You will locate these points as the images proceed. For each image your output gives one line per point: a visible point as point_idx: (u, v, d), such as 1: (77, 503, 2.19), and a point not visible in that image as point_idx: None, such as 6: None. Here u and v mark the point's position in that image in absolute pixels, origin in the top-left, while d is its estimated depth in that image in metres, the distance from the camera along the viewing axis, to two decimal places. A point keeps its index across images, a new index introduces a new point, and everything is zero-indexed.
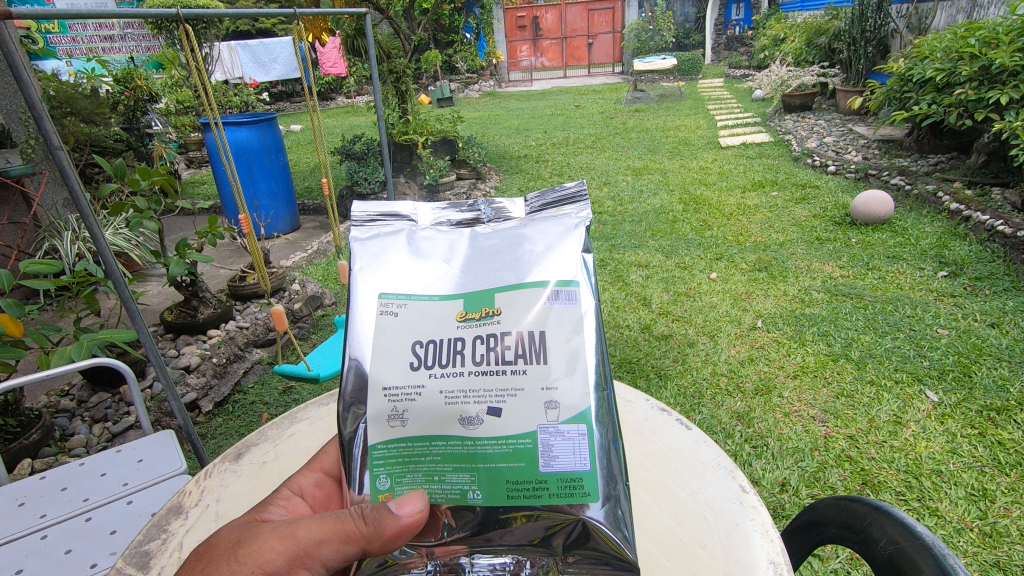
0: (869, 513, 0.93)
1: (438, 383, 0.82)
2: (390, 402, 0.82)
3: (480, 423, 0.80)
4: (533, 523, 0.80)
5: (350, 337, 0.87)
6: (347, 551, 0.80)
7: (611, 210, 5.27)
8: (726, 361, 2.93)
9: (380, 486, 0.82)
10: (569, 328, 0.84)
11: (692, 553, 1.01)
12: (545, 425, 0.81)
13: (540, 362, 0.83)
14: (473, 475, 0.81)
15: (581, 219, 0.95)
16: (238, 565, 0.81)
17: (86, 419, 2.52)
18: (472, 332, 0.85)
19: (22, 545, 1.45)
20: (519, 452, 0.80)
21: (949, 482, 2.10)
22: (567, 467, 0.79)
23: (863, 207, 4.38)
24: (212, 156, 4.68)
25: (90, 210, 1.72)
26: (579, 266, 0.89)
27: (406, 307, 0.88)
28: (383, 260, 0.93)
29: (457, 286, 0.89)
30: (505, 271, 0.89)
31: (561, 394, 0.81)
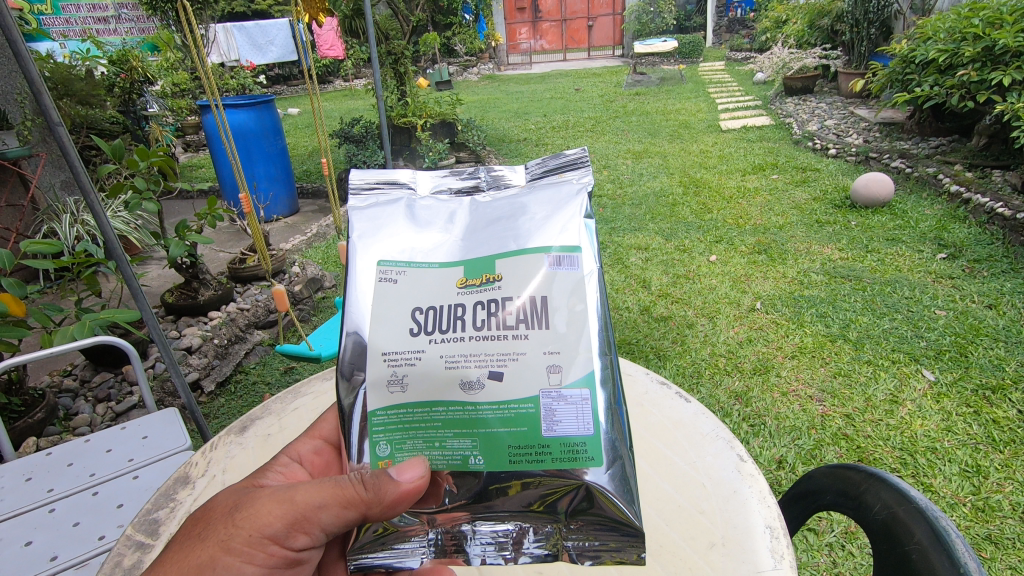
0: (864, 481, 0.95)
1: (438, 348, 0.83)
2: (389, 367, 0.83)
3: (481, 387, 0.82)
4: (532, 490, 0.81)
5: (350, 303, 0.87)
6: (346, 517, 0.80)
7: (611, 193, 5.26)
8: (724, 341, 2.95)
9: (379, 453, 0.83)
10: (570, 293, 0.86)
11: (691, 519, 1.04)
12: (547, 390, 0.82)
13: (541, 327, 0.84)
14: (473, 441, 0.82)
15: (583, 186, 0.96)
16: (235, 529, 0.79)
17: (89, 399, 2.54)
18: (473, 298, 0.86)
19: (30, 518, 1.47)
20: (521, 417, 0.81)
21: (943, 458, 2.12)
22: (570, 432, 0.81)
23: (864, 189, 4.37)
24: (210, 139, 4.65)
25: (91, 189, 1.71)
26: (581, 232, 0.90)
27: (405, 274, 0.89)
28: (382, 227, 0.94)
29: (457, 254, 0.90)
30: (505, 236, 0.89)
31: (563, 358, 0.82)
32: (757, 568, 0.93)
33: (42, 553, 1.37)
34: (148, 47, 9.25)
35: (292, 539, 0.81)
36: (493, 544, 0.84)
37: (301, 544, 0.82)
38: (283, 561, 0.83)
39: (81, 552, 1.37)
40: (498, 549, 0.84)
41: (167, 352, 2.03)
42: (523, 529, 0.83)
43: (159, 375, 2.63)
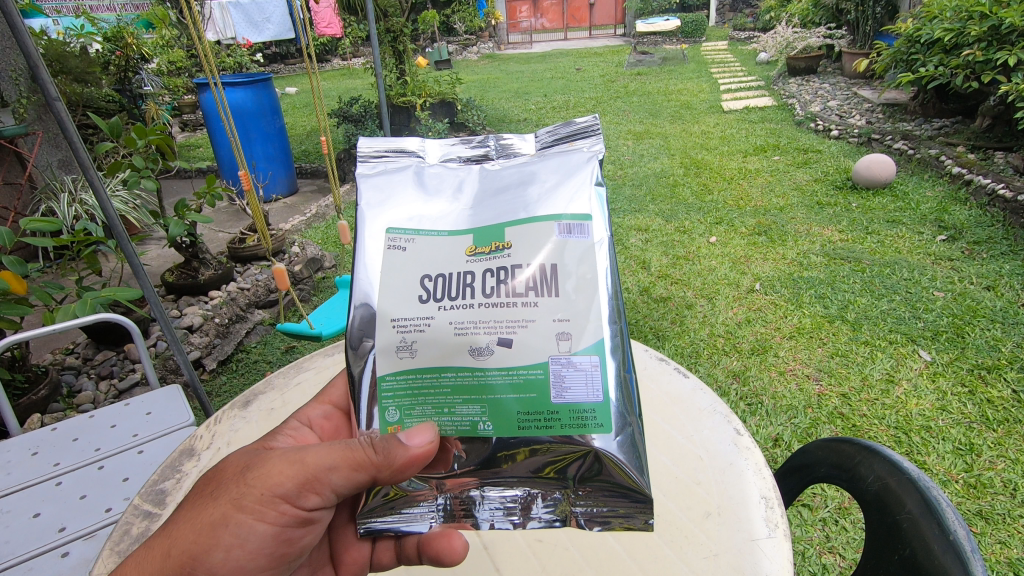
0: (857, 453, 0.97)
1: (448, 315, 0.84)
2: (398, 333, 0.84)
3: (490, 353, 0.82)
4: (538, 457, 0.83)
5: (359, 270, 0.88)
6: (356, 478, 0.81)
7: (611, 174, 5.23)
8: (723, 322, 2.96)
9: (388, 418, 0.85)
10: (580, 260, 0.86)
11: (687, 490, 1.06)
12: (557, 356, 0.82)
13: (551, 294, 0.84)
14: (482, 407, 0.83)
15: (593, 155, 0.96)
16: (247, 487, 0.80)
17: (92, 376, 2.56)
18: (482, 265, 0.86)
19: (38, 491, 1.50)
20: (531, 383, 0.82)
21: (937, 436, 2.15)
22: (578, 399, 0.82)
23: (865, 171, 4.35)
24: (208, 117, 4.61)
25: (91, 166, 1.70)
26: (591, 201, 0.90)
27: (414, 242, 0.89)
28: (391, 195, 0.94)
29: (466, 222, 0.91)
30: (515, 205, 0.90)
31: (572, 325, 0.83)
32: (751, 535, 0.95)
33: (51, 525, 1.39)
34: (142, 24, 9.09)
35: (304, 499, 0.82)
36: (500, 507, 0.88)
37: (312, 504, 0.83)
38: (295, 520, 0.84)
39: (89, 523, 1.40)
40: (507, 511, 0.88)
41: (168, 329, 2.04)
42: (530, 493, 0.87)
43: (161, 353, 2.65)
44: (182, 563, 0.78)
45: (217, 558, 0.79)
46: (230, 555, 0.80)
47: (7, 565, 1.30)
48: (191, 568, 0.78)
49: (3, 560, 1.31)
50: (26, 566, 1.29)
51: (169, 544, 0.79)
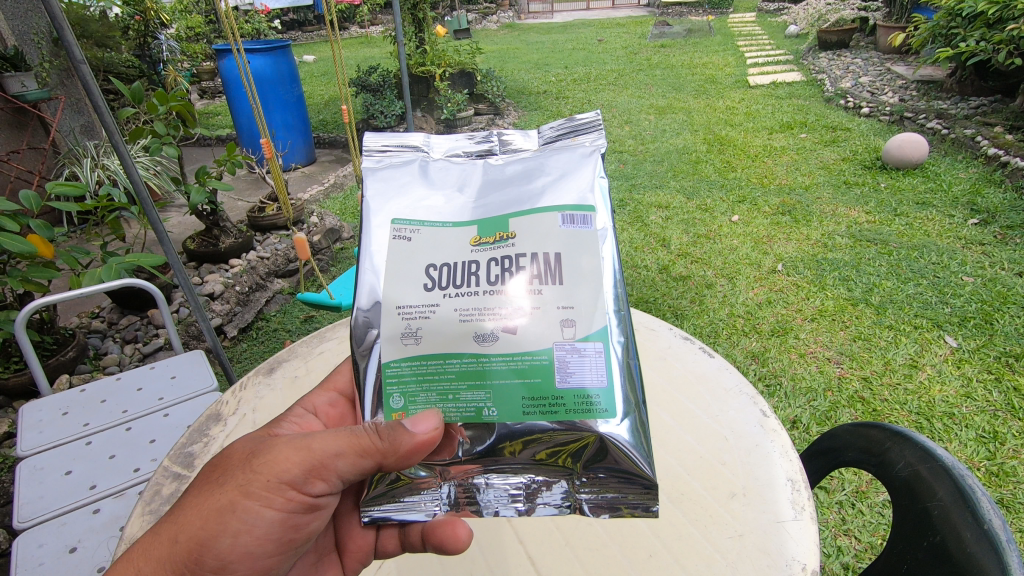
0: (887, 439, 0.95)
1: (452, 302, 0.83)
2: (404, 320, 0.83)
3: (495, 339, 0.82)
4: (543, 443, 0.82)
5: (364, 262, 0.88)
6: (362, 466, 0.81)
7: (632, 149, 5.14)
8: (743, 302, 2.92)
9: (393, 405, 0.84)
10: (583, 250, 0.85)
11: (713, 470, 1.05)
12: (562, 343, 0.82)
13: (555, 283, 0.83)
14: (487, 392, 0.82)
15: (595, 150, 0.96)
16: (253, 474, 0.80)
17: (117, 340, 2.62)
18: (486, 254, 0.85)
19: (69, 449, 1.54)
20: (536, 368, 0.82)
21: (960, 423, 2.12)
22: (583, 383, 0.81)
23: (897, 150, 4.22)
24: (228, 85, 4.58)
25: (117, 132, 1.69)
26: (593, 192, 0.90)
27: (419, 233, 0.88)
28: (394, 189, 0.94)
29: (469, 214, 0.90)
30: (519, 197, 0.89)
31: (577, 312, 0.83)
32: (777, 517, 0.95)
33: (82, 482, 1.43)
34: None
35: (310, 485, 0.82)
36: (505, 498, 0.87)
37: (318, 491, 0.83)
38: (301, 506, 0.84)
39: (119, 482, 1.43)
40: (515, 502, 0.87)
41: (192, 297, 2.06)
42: (536, 480, 0.86)
43: (184, 320, 2.69)
44: (190, 549, 0.79)
45: (224, 544, 0.80)
46: (237, 541, 0.80)
47: (42, 519, 1.35)
48: (199, 555, 0.79)
49: (39, 515, 1.35)
50: (60, 521, 1.34)
51: (177, 531, 0.79)
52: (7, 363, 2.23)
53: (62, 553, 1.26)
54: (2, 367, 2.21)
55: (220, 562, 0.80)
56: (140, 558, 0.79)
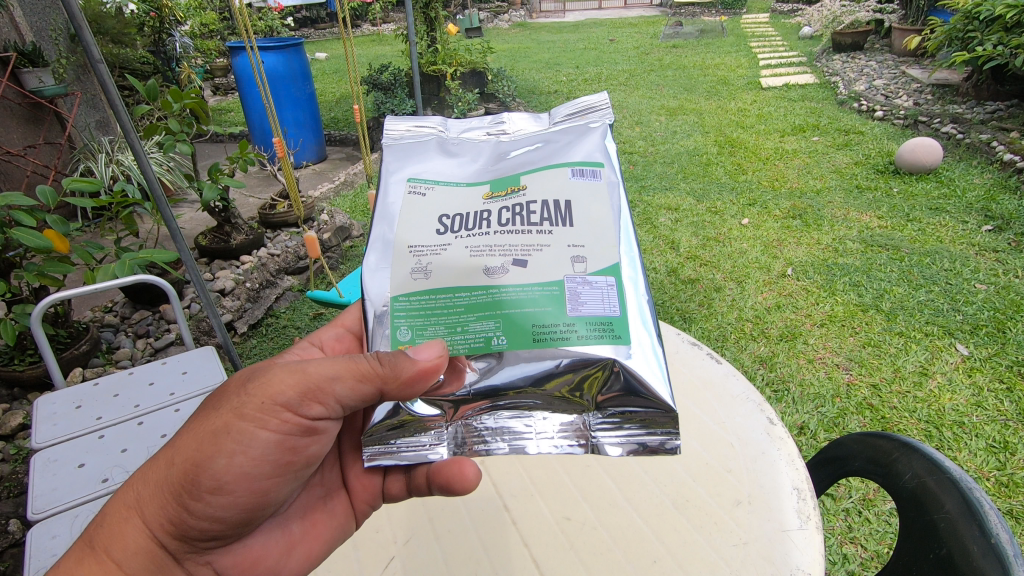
0: (895, 450, 0.95)
1: (465, 242, 0.92)
2: (416, 258, 0.93)
3: (505, 271, 0.90)
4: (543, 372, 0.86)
5: (386, 215, 0.98)
6: (362, 390, 0.83)
7: (642, 150, 5.12)
8: (752, 307, 2.91)
9: (400, 337, 0.89)
10: (592, 200, 0.96)
11: (718, 477, 1.06)
12: (572, 276, 0.90)
13: (565, 226, 0.94)
14: (496, 322, 0.87)
15: (600, 124, 1.08)
16: (248, 396, 0.82)
17: (129, 334, 2.65)
18: (499, 205, 0.96)
19: (82, 442, 1.56)
20: (547, 297, 0.88)
21: (969, 433, 2.10)
22: (594, 312, 0.87)
23: (910, 154, 4.18)
24: (241, 82, 4.62)
25: (132, 129, 1.71)
26: (600, 155, 1.02)
27: (434, 191, 0.99)
28: (413, 159, 1.05)
29: (482, 176, 1.01)
30: (530, 161, 1.01)
31: (586, 251, 0.92)
32: (782, 526, 0.95)
33: (94, 475, 1.46)
34: None
35: (306, 408, 0.84)
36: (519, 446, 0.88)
37: (316, 414, 0.85)
38: (298, 429, 0.86)
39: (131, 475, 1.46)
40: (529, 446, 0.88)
41: (204, 293, 2.08)
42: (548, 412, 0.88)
43: (195, 316, 2.72)
44: (187, 471, 0.80)
45: (220, 465, 0.81)
46: (232, 462, 0.82)
47: (56, 511, 1.37)
48: (194, 477, 0.80)
49: (53, 507, 1.38)
50: (74, 512, 1.36)
51: (174, 454, 0.82)
52: (22, 355, 2.26)
53: None
54: (18, 360, 2.25)
55: (216, 484, 0.81)
56: (140, 483, 0.81)
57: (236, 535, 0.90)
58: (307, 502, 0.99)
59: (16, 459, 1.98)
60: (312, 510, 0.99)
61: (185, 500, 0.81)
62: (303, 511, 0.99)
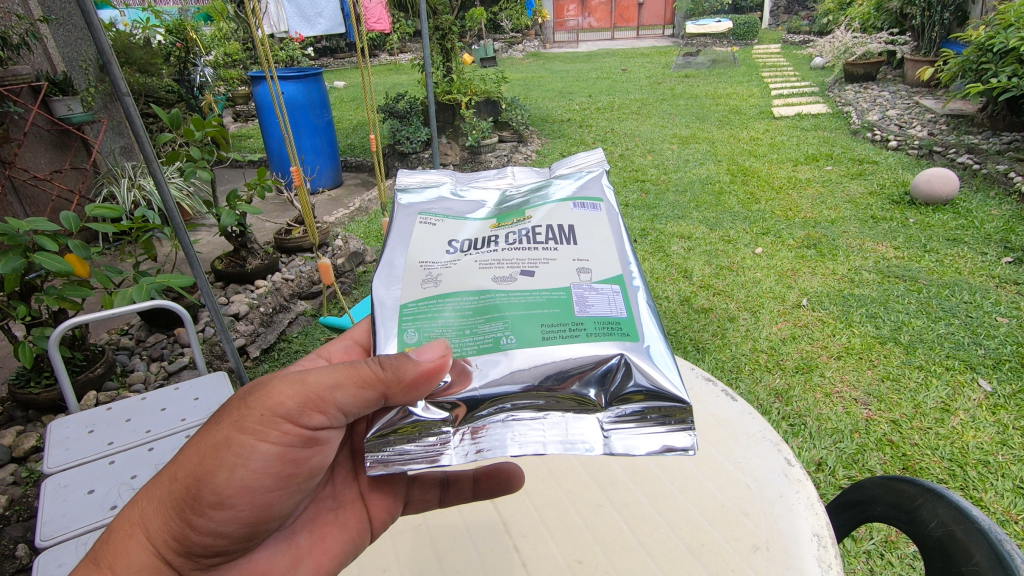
0: (919, 495, 0.92)
1: (474, 258, 0.96)
2: (426, 270, 0.95)
3: (513, 280, 0.92)
4: (550, 363, 0.81)
5: (396, 238, 1.01)
6: (364, 397, 0.81)
7: (654, 178, 5.15)
8: (767, 337, 2.87)
9: (407, 339, 0.87)
10: (594, 225, 1.00)
11: (734, 521, 1.03)
12: (579, 283, 0.91)
13: (569, 244, 0.97)
14: (505, 323, 0.86)
15: (597, 164, 1.15)
16: (248, 409, 0.81)
17: (144, 357, 2.68)
18: (505, 231, 1.00)
19: (93, 468, 1.57)
20: (555, 301, 0.89)
21: (995, 473, 2.04)
22: (602, 313, 0.87)
23: (925, 185, 4.15)
24: (262, 110, 4.74)
25: (154, 156, 1.75)
26: (601, 189, 1.07)
27: (442, 221, 1.04)
28: (422, 195, 1.10)
29: (489, 210, 1.06)
30: (534, 196, 1.07)
31: (591, 263, 0.94)
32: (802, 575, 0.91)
33: (104, 502, 1.45)
34: (202, 17, 9.51)
35: (307, 418, 0.83)
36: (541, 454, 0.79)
37: (317, 424, 0.84)
38: (299, 439, 0.84)
39: None
40: (548, 450, 0.78)
41: (217, 315, 2.08)
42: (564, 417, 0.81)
43: (208, 339, 2.75)
44: (188, 485, 0.79)
45: (221, 479, 0.80)
46: (234, 475, 0.80)
47: (64, 538, 1.36)
48: (196, 490, 0.79)
49: (60, 534, 1.37)
50: (81, 541, 1.35)
51: (177, 469, 0.81)
52: (39, 378, 2.29)
53: None
54: (34, 382, 2.27)
55: (217, 498, 0.80)
56: (144, 500, 0.81)
57: (241, 549, 0.87)
58: (316, 516, 0.96)
59: (27, 482, 1.97)
60: (321, 525, 0.95)
61: (187, 515, 0.80)
62: (311, 526, 0.95)
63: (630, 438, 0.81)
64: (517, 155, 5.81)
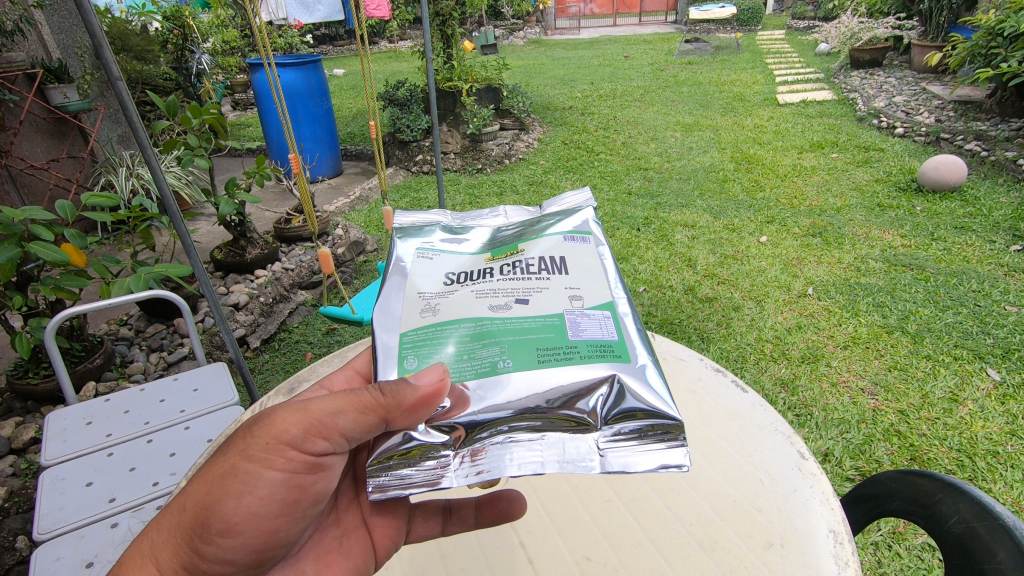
0: (939, 490, 0.90)
1: (471, 288, 0.94)
2: (423, 301, 0.93)
3: (509, 308, 0.90)
4: (548, 387, 0.78)
5: (392, 271, 0.99)
6: (366, 422, 0.78)
7: (657, 166, 5.09)
8: (772, 327, 2.84)
9: (407, 366, 0.84)
10: (584, 256, 0.99)
11: (747, 518, 0.98)
12: (572, 310, 0.89)
13: (561, 273, 0.95)
14: (501, 349, 0.84)
15: (584, 200, 1.16)
16: (252, 437, 0.78)
17: (143, 348, 2.66)
18: (500, 262, 0.98)
19: (91, 460, 1.55)
20: (549, 326, 0.87)
21: (1005, 464, 2.01)
22: (596, 337, 0.85)
23: (933, 172, 4.09)
24: (260, 97, 4.68)
25: (148, 143, 1.71)
26: (590, 222, 1.07)
27: (439, 256, 1.02)
28: (417, 233, 1.09)
29: (482, 245, 1.05)
30: (526, 230, 1.06)
31: (583, 292, 0.92)
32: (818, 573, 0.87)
33: (102, 494, 1.43)
34: (200, 3, 9.40)
35: (311, 444, 0.79)
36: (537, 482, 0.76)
37: (320, 450, 0.80)
38: (304, 465, 0.81)
39: (138, 495, 1.43)
40: (548, 471, 0.75)
41: (217, 307, 2.05)
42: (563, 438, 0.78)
43: (208, 330, 2.73)
44: (195, 515, 0.77)
45: (228, 507, 0.77)
46: (240, 504, 0.77)
47: (62, 532, 1.35)
48: (204, 519, 0.76)
49: (58, 527, 1.35)
50: (80, 534, 1.33)
51: (185, 499, 0.78)
52: (37, 368, 2.27)
53: (79, 567, 1.25)
54: (32, 373, 2.25)
55: (226, 526, 0.77)
56: (153, 530, 0.78)
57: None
58: (321, 543, 0.91)
59: (26, 474, 1.96)
60: (325, 552, 0.91)
61: (197, 543, 0.77)
62: (316, 553, 0.90)
63: (629, 456, 0.78)
64: (518, 143, 5.75)
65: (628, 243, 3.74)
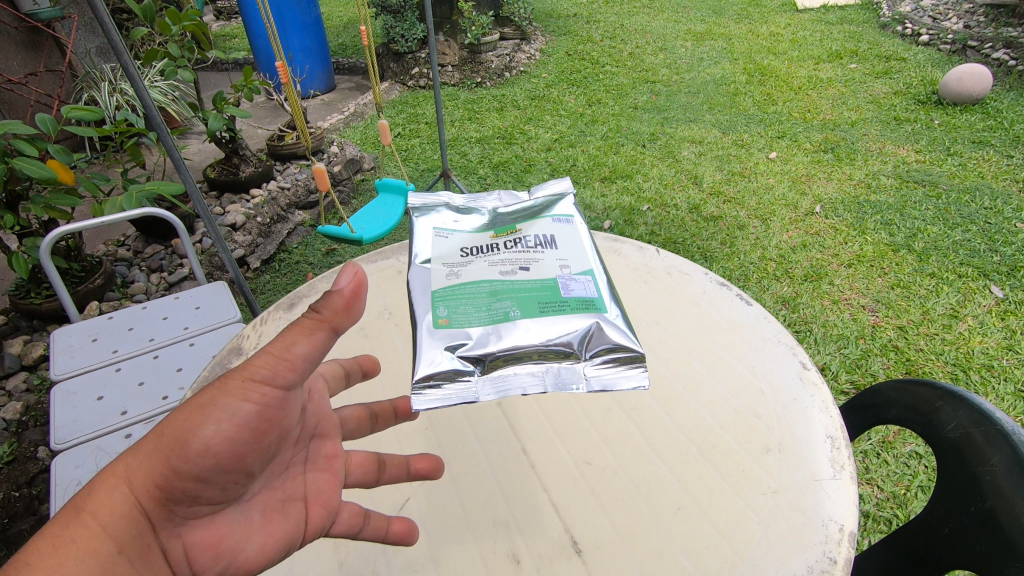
0: (937, 397, 0.90)
1: (484, 259, 0.96)
2: (440, 267, 0.94)
3: (516, 272, 0.93)
4: (553, 331, 0.82)
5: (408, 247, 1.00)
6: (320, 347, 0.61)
7: (665, 79, 4.85)
8: (776, 246, 2.80)
9: (439, 315, 0.85)
10: (572, 234, 1.03)
11: (746, 424, 0.88)
12: (564, 274, 0.93)
13: (555, 247, 0.99)
14: (512, 302, 0.87)
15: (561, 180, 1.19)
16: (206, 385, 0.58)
17: (143, 268, 2.65)
18: (501, 238, 1.01)
19: (100, 375, 1.57)
20: (547, 286, 0.90)
21: (998, 377, 2.05)
22: (583, 293, 0.89)
23: (955, 83, 3.89)
24: (243, 4, 4.37)
25: (126, 53, 1.59)
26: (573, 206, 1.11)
27: (450, 232, 1.03)
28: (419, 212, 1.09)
29: (483, 219, 1.07)
30: (520, 209, 1.09)
31: (573, 259, 0.96)
32: (814, 475, 0.79)
33: (113, 407, 1.46)
34: None
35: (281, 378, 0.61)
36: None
37: (290, 382, 0.62)
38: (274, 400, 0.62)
39: (149, 408, 1.46)
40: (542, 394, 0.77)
41: (216, 232, 2.03)
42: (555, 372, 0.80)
43: (207, 251, 2.72)
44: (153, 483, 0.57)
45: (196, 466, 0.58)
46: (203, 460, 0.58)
47: (78, 442, 1.39)
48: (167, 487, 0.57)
49: (74, 438, 1.39)
50: (95, 443, 1.37)
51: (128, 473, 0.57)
52: (38, 289, 2.26)
53: (98, 473, 1.29)
54: (34, 293, 2.25)
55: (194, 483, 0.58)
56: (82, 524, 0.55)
57: (239, 498, 0.65)
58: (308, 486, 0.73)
59: (40, 390, 2.01)
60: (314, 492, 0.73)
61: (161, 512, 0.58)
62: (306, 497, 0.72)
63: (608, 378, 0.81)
64: (519, 54, 5.44)
65: (632, 160, 3.63)
